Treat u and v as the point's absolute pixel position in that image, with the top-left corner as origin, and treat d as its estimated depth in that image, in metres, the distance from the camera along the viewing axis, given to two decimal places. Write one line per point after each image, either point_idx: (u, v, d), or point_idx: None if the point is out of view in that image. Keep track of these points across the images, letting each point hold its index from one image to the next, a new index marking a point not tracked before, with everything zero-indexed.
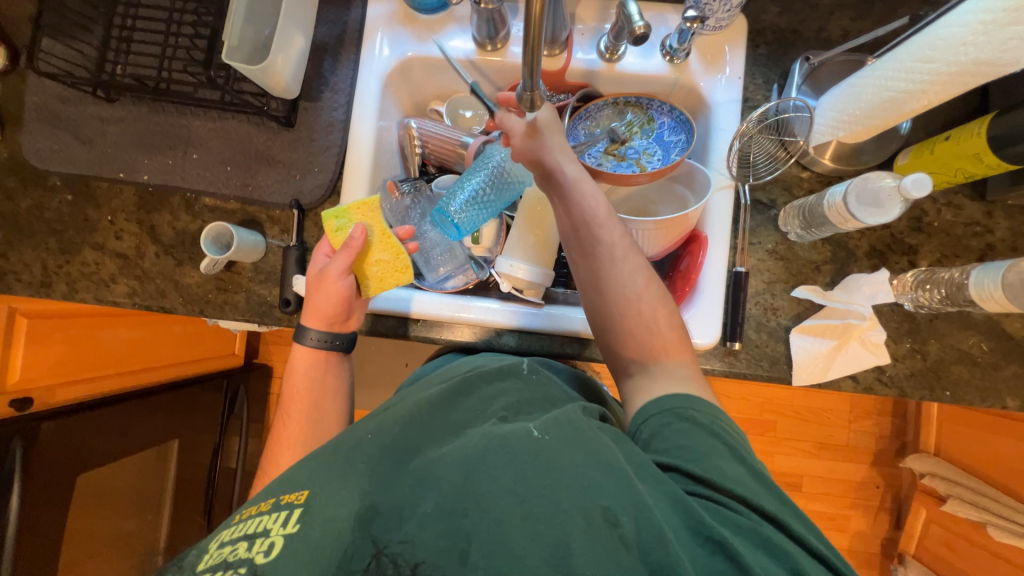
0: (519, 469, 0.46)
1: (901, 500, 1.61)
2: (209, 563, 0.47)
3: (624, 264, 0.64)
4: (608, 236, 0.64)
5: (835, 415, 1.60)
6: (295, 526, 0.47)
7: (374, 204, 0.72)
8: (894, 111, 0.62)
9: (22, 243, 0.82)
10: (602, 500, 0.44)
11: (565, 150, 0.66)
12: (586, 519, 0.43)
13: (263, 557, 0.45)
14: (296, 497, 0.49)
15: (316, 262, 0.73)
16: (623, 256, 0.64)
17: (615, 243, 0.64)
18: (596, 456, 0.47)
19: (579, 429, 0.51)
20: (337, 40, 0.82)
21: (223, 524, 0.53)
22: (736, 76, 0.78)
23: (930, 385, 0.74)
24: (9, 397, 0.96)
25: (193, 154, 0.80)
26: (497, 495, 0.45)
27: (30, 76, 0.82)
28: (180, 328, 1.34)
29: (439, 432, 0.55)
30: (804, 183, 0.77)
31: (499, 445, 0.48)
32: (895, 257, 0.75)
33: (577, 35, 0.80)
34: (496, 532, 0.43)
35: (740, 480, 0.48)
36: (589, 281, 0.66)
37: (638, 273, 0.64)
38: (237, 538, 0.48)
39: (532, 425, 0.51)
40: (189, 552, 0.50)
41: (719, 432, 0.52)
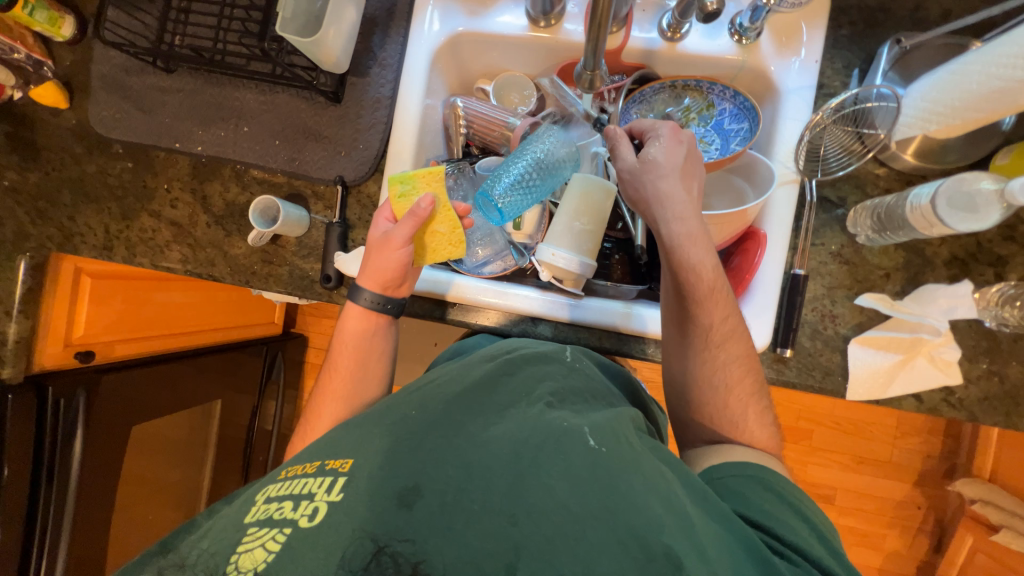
0: (574, 481, 0.46)
1: (944, 524, 1.52)
2: (255, 517, 0.47)
3: (720, 351, 0.63)
4: (709, 319, 0.62)
5: (879, 429, 1.52)
6: (339, 493, 0.47)
7: (441, 174, 0.70)
8: (1005, 102, 0.54)
9: (88, 207, 0.86)
10: (665, 538, 0.42)
11: (675, 205, 0.62)
12: (645, 554, 0.42)
13: (307, 520, 0.45)
14: (341, 464, 0.50)
15: (379, 226, 0.71)
16: (720, 343, 0.63)
17: (714, 327, 0.62)
18: (656, 485, 0.46)
19: (635, 444, 0.50)
20: (388, 13, 0.80)
21: (268, 480, 0.54)
22: (812, 60, 0.71)
23: (1006, 411, 0.67)
24: (74, 349, 1.04)
25: (245, 127, 0.82)
26: (550, 508, 0.44)
27: (97, 45, 0.84)
28: (225, 295, 1.40)
29: (483, 411, 0.55)
30: (880, 181, 0.70)
31: (554, 450, 0.48)
32: (980, 268, 0.68)
33: (638, 12, 0.75)
34: (546, 548, 0.42)
35: (810, 543, 0.48)
36: (675, 352, 0.66)
37: (734, 362, 0.63)
38: (283, 495, 0.49)
39: (588, 433, 0.50)
40: (234, 501, 0.53)
41: (797, 502, 0.52)
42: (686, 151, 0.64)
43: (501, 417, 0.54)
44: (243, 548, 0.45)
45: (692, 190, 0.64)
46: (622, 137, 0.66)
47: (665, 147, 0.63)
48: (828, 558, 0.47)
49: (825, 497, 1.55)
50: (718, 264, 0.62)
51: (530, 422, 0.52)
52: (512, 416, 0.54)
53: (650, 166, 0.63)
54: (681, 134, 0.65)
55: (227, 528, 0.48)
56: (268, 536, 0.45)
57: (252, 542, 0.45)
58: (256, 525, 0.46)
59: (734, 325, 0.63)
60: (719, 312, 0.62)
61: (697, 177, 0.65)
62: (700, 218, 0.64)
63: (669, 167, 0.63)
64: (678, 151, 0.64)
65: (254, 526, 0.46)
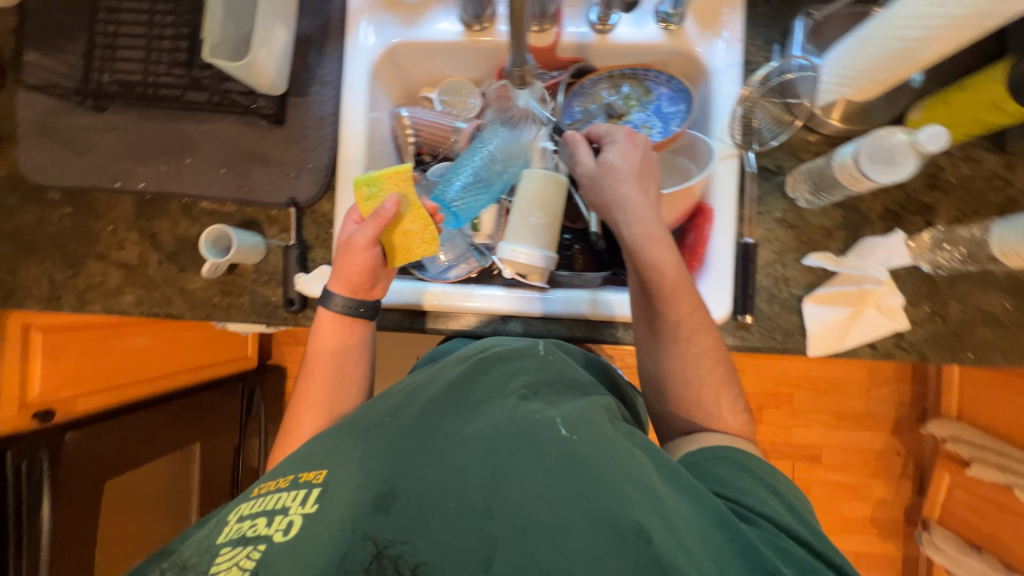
0: (547, 469, 0.46)
1: (923, 466, 1.59)
2: (229, 536, 0.47)
3: (690, 346, 0.65)
4: (676, 315, 0.64)
5: (853, 384, 1.58)
6: (314, 505, 0.47)
7: (408, 173, 0.67)
8: (903, 60, 0.58)
9: (28, 259, 0.82)
10: (636, 516, 0.43)
11: (634, 206, 0.65)
12: (618, 535, 0.42)
13: (282, 535, 0.45)
14: (314, 476, 0.50)
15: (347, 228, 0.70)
16: (688, 336, 0.65)
17: (681, 321, 0.65)
18: (628, 468, 0.47)
19: (608, 432, 0.52)
20: (321, 31, 0.80)
21: (242, 497, 0.53)
22: (735, 39, 0.75)
23: (951, 348, 0.71)
24: (32, 409, 0.99)
25: (188, 159, 0.80)
26: (525, 499, 0.44)
27: (20, 90, 0.81)
28: (191, 334, 1.35)
29: (459, 409, 0.55)
30: (812, 146, 0.74)
31: (528, 442, 0.48)
32: (911, 217, 0.73)
33: (567, 8, 0.77)
34: (522, 539, 0.42)
35: (780, 514, 0.50)
36: (647, 347, 0.68)
37: (704, 355, 0.65)
38: (257, 513, 0.48)
39: (561, 423, 0.51)
40: (210, 521, 0.52)
41: (771, 480, 0.55)
42: (642, 155, 0.67)
43: (476, 413, 0.54)
44: (218, 566, 0.45)
45: (649, 192, 0.66)
46: (581, 142, 0.70)
47: (622, 152, 0.66)
48: (793, 522, 0.50)
49: (811, 456, 1.60)
50: (678, 259, 0.65)
51: (504, 417, 0.52)
52: (487, 412, 0.54)
53: (608, 169, 0.66)
54: (638, 139, 0.68)
55: (204, 547, 0.48)
56: (242, 554, 0.45)
57: (225, 561, 0.45)
58: (229, 545, 0.46)
59: (701, 317, 0.65)
60: (685, 307, 0.64)
61: (655, 177, 0.67)
62: (659, 218, 0.66)
63: (626, 169, 0.66)
64: (634, 154, 0.67)
65: (228, 546, 0.46)
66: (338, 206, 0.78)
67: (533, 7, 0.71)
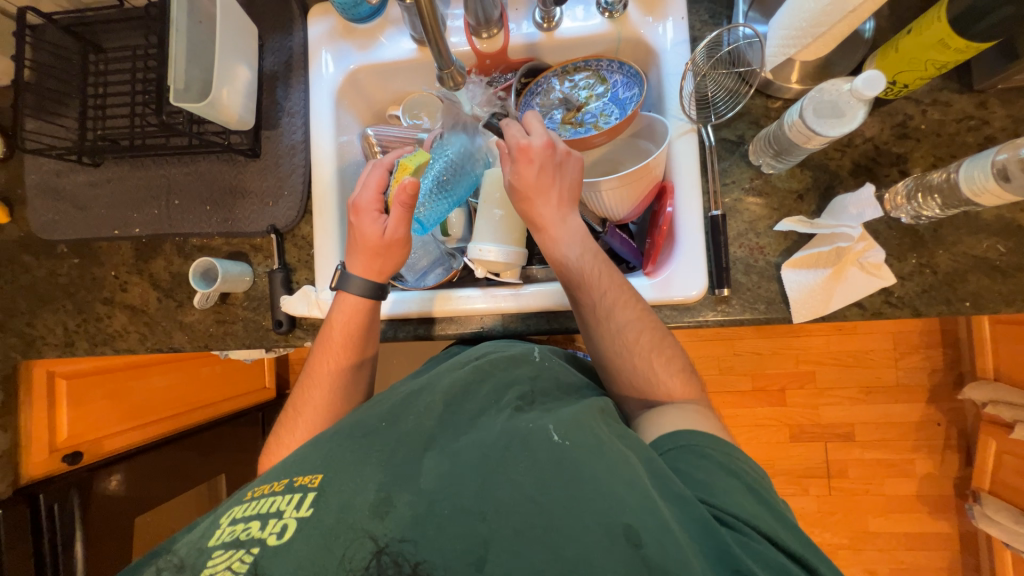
0: (539, 474, 0.46)
1: (968, 435, 1.49)
2: (221, 540, 0.46)
3: (610, 322, 0.64)
4: (590, 299, 0.65)
5: (878, 354, 1.50)
6: (308, 509, 0.46)
7: None
8: (840, 11, 0.57)
9: (44, 311, 0.89)
10: (625, 518, 0.42)
11: (531, 220, 0.67)
12: (608, 537, 0.41)
13: (275, 538, 0.45)
14: (309, 480, 0.49)
15: (372, 215, 0.69)
16: (608, 314, 0.64)
17: (598, 303, 0.65)
18: (622, 471, 0.46)
19: (601, 433, 0.50)
20: (286, 66, 0.85)
21: (236, 499, 0.53)
22: (680, 18, 0.75)
23: (946, 299, 0.68)
24: (61, 452, 1.03)
25: (175, 201, 0.85)
26: (518, 502, 0.44)
27: (26, 157, 0.88)
28: (209, 369, 1.36)
29: (454, 421, 0.55)
30: (772, 112, 0.74)
31: (519, 448, 0.49)
32: (885, 169, 0.71)
33: (511, 11, 0.80)
34: (515, 540, 0.42)
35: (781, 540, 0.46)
36: (582, 329, 0.68)
37: (628, 327, 0.63)
38: (250, 516, 0.48)
39: (553, 428, 0.50)
40: (202, 524, 0.51)
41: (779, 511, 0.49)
42: (538, 166, 0.65)
43: (471, 424, 0.54)
44: (209, 569, 0.44)
45: (550, 201, 0.66)
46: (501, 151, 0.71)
47: (516, 173, 0.65)
48: (773, 525, 0.47)
49: (843, 434, 1.52)
50: (585, 252, 0.66)
51: (498, 428, 0.52)
52: (482, 424, 0.54)
53: (511, 191, 0.67)
54: (534, 150, 0.64)
55: (195, 548, 0.47)
56: (233, 557, 0.44)
57: (217, 564, 0.44)
58: (221, 547, 0.45)
59: (621, 293, 0.65)
60: (598, 290, 0.65)
61: (557, 185, 0.66)
62: (566, 222, 0.67)
63: (520, 191, 0.66)
64: (530, 170, 0.65)
65: (220, 550, 0.45)
66: (317, 228, 0.81)
67: (476, 15, 0.72)
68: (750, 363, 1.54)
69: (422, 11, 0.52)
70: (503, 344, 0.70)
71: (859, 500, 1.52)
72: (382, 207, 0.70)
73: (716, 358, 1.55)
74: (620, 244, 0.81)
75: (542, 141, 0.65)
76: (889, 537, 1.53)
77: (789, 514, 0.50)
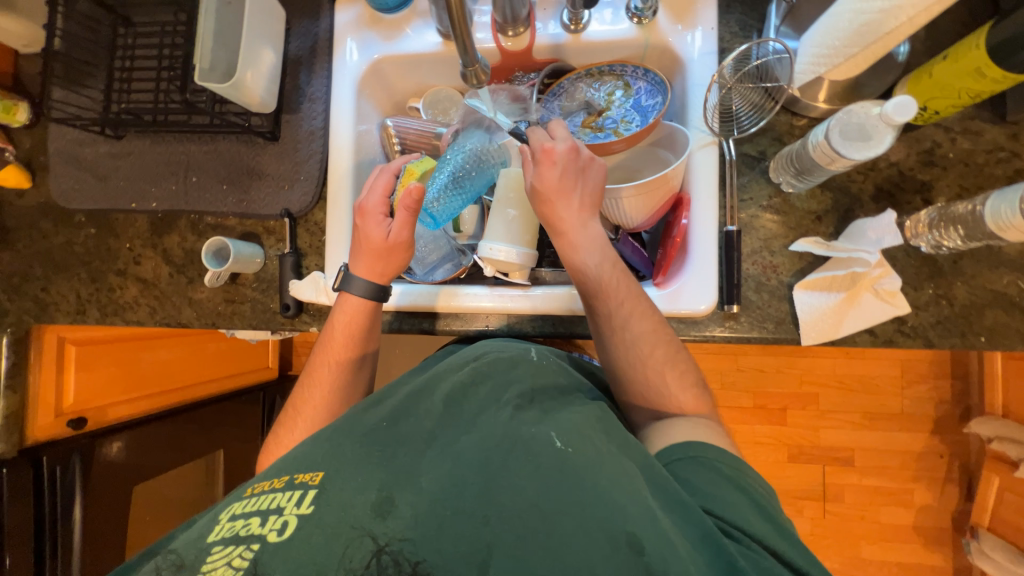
0: (542, 480, 0.46)
1: (970, 469, 1.46)
2: (220, 535, 0.46)
3: (625, 332, 0.64)
4: (606, 307, 0.65)
5: (884, 381, 1.48)
6: (310, 506, 0.46)
7: None
8: (874, 34, 0.56)
9: (59, 277, 0.90)
10: (627, 525, 0.42)
11: (551, 223, 0.66)
12: (610, 543, 0.41)
13: (276, 535, 0.45)
14: (310, 477, 0.49)
15: (376, 219, 0.70)
16: (624, 323, 0.64)
17: (614, 313, 0.64)
18: (623, 480, 0.45)
19: (601, 443, 0.50)
20: (310, 51, 0.85)
21: (235, 494, 0.52)
22: (709, 28, 0.74)
23: (960, 332, 0.67)
24: (66, 417, 1.04)
25: (193, 178, 0.85)
26: (520, 507, 0.44)
27: (50, 125, 0.89)
28: (214, 346, 1.38)
29: (454, 420, 0.55)
30: (796, 130, 0.73)
31: (522, 454, 0.48)
32: (908, 196, 0.69)
33: (539, 11, 0.79)
34: (517, 545, 0.42)
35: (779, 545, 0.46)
36: (596, 340, 0.68)
37: (642, 339, 0.63)
38: (250, 512, 0.47)
39: (555, 435, 0.50)
40: (203, 520, 0.51)
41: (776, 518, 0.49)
42: (562, 169, 0.64)
43: (470, 424, 0.54)
44: (209, 565, 0.44)
45: (572, 204, 0.65)
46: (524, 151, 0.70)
47: (539, 175, 0.65)
48: (778, 539, 0.46)
49: (842, 459, 1.50)
50: (604, 259, 0.65)
51: (499, 429, 0.52)
52: (482, 424, 0.53)
53: (532, 193, 0.66)
54: (557, 153, 0.64)
55: (195, 543, 0.47)
56: (233, 554, 0.44)
57: (217, 560, 0.44)
58: (221, 544, 0.45)
59: (637, 303, 0.64)
60: (615, 298, 0.64)
61: (580, 189, 0.65)
62: (586, 227, 0.66)
63: (542, 193, 0.65)
64: (553, 173, 0.64)
65: (219, 545, 0.45)
66: (330, 215, 0.82)
67: (504, 12, 0.71)
68: (753, 380, 1.53)
69: (450, 8, 0.52)
70: (504, 344, 0.69)
71: (853, 526, 1.51)
72: (387, 210, 0.70)
73: (718, 372, 1.54)
74: (631, 253, 0.81)
75: (566, 145, 0.65)
76: (881, 566, 1.51)
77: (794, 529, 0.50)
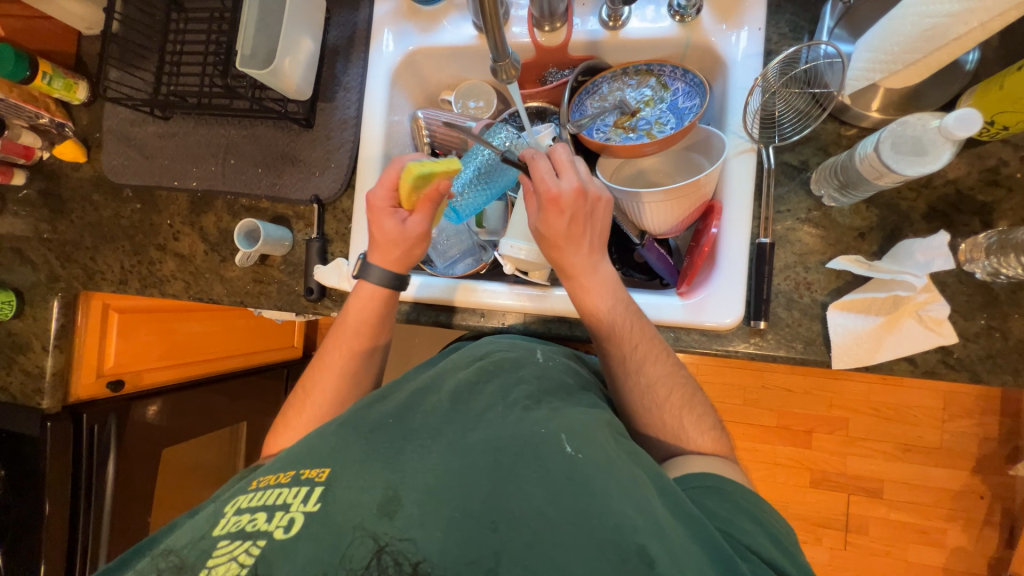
0: (550, 488, 0.45)
1: (1014, 514, 1.35)
2: (227, 529, 0.48)
3: (640, 377, 0.62)
4: (619, 351, 0.63)
5: (923, 412, 1.39)
6: (315, 504, 0.47)
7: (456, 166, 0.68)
8: (937, 40, 0.52)
9: (106, 248, 0.96)
10: (638, 538, 0.41)
11: (561, 268, 0.65)
12: (618, 555, 0.40)
13: (282, 532, 0.46)
14: (316, 474, 0.50)
15: (387, 211, 0.70)
16: (637, 368, 0.62)
17: (627, 357, 0.63)
18: (631, 488, 0.45)
19: (610, 449, 0.49)
20: (348, 41, 0.86)
21: (241, 489, 0.54)
22: (757, 28, 0.71)
23: (1014, 368, 0.62)
24: (106, 379, 1.11)
25: (231, 160, 0.89)
26: (527, 515, 0.43)
27: (106, 104, 0.95)
28: (245, 322, 1.43)
29: (461, 416, 0.55)
30: (844, 140, 0.68)
31: (530, 456, 0.48)
32: (965, 218, 0.64)
33: (578, 6, 0.78)
34: (524, 554, 0.42)
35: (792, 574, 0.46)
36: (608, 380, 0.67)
37: (658, 383, 0.61)
38: (256, 507, 0.49)
39: (565, 439, 0.49)
40: (207, 517, 0.52)
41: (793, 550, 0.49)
42: (570, 214, 0.61)
43: (477, 422, 0.53)
44: (216, 559, 0.45)
45: (582, 250, 0.63)
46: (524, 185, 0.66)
47: (545, 222, 0.62)
48: (784, 561, 0.47)
49: (869, 490, 1.42)
50: (616, 302, 0.64)
51: (508, 428, 0.51)
52: (489, 422, 0.53)
53: (538, 236, 0.64)
54: (564, 199, 0.60)
55: (203, 537, 0.48)
56: (241, 549, 0.45)
57: (223, 555, 0.45)
58: (227, 539, 0.47)
59: (651, 348, 0.63)
60: (628, 343, 0.63)
61: (589, 232, 0.63)
62: (597, 270, 0.64)
63: (548, 238, 0.63)
64: (559, 220, 0.61)
65: (227, 540, 0.47)
66: (356, 204, 0.83)
67: (541, 7, 0.71)
68: (778, 399, 1.47)
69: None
70: (513, 342, 0.69)
71: (877, 561, 1.42)
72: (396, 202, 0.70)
73: (742, 388, 1.49)
74: (656, 259, 0.79)
75: (572, 186, 0.60)
76: None
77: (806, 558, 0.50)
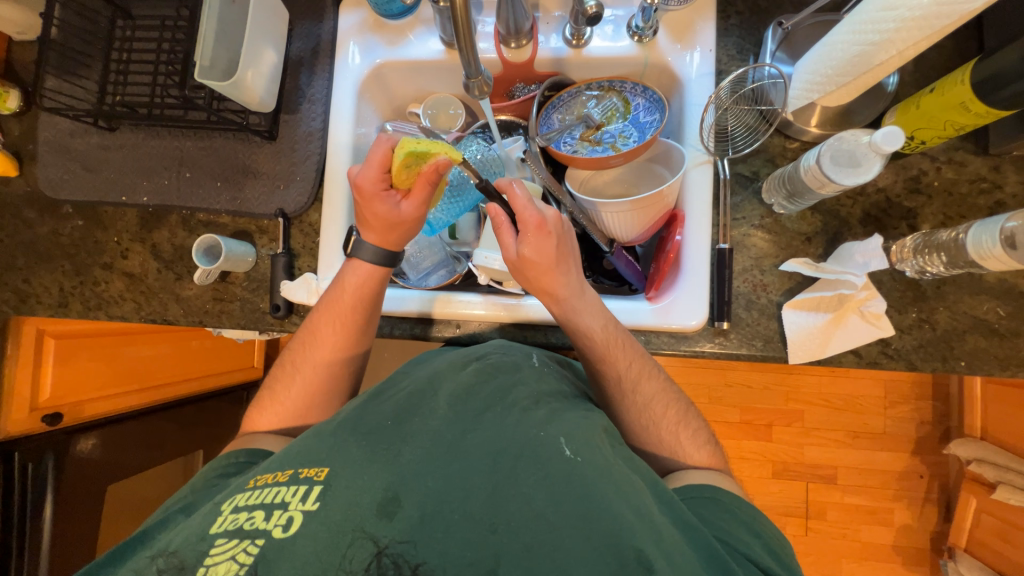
0: (551, 490, 0.46)
1: (949, 490, 1.48)
2: (223, 527, 0.46)
3: (636, 395, 0.64)
4: (615, 371, 0.64)
5: (868, 401, 1.51)
6: (315, 503, 0.46)
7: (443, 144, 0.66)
8: (864, 65, 0.58)
9: (42, 268, 0.88)
10: (637, 543, 0.42)
11: (553, 293, 0.64)
12: (618, 561, 0.41)
13: (281, 531, 0.44)
14: (315, 473, 0.49)
15: (378, 196, 0.68)
16: (633, 387, 0.64)
17: (624, 376, 0.64)
18: (629, 493, 0.46)
19: (608, 453, 0.50)
20: (312, 52, 0.85)
21: (236, 487, 0.52)
22: (707, 50, 0.76)
23: (942, 356, 0.69)
24: (42, 412, 1.01)
25: (186, 173, 0.84)
26: (529, 516, 0.44)
27: (42, 114, 0.88)
28: (198, 343, 1.32)
29: (462, 419, 0.54)
30: (789, 152, 0.74)
31: (530, 459, 0.48)
32: (894, 222, 0.71)
33: (542, 25, 0.81)
34: (526, 556, 0.42)
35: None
36: (603, 399, 0.68)
37: (653, 400, 0.64)
38: (253, 505, 0.47)
39: (564, 442, 0.49)
40: (198, 515, 0.49)
41: (782, 554, 0.52)
42: (556, 239, 0.62)
43: (476, 424, 0.53)
44: (213, 557, 0.43)
45: (571, 273, 0.64)
46: (500, 216, 0.63)
47: (533, 248, 0.62)
48: (776, 568, 0.50)
49: (825, 476, 1.52)
50: (608, 321, 0.65)
51: (507, 432, 0.51)
52: (489, 424, 0.52)
53: (524, 263, 0.63)
54: (548, 224, 0.62)
55: (194, 536, 0.46)
56: (239, 547, 0.44)
57: (224, 552, 0.44)
58: (224, 537, 0.45)
59: (644, 365, 0.65)
60: (623, 363, 0.64)
61: (573, 255, 0.65)
62: (587, 290, 0.65)
63: (537, 264, 0.62)
64: (547, 246, 0.62)
65: (223, 537, 0.45)
66: (324, 216, 0.81)
67: (507, 25, 0.74)
68: (740, 395, 1.55)
69: (455, 14, 0.52)
70: (491, 346, 0.67)
71: (834, 544, 1.51)
72: (388, 184, 0.68)
73: (707, 386, 1.55)
74: (625, 266, 0.82)
75: (552, 212, 0.63)
76: None
77: (797, 565, 0.53)
